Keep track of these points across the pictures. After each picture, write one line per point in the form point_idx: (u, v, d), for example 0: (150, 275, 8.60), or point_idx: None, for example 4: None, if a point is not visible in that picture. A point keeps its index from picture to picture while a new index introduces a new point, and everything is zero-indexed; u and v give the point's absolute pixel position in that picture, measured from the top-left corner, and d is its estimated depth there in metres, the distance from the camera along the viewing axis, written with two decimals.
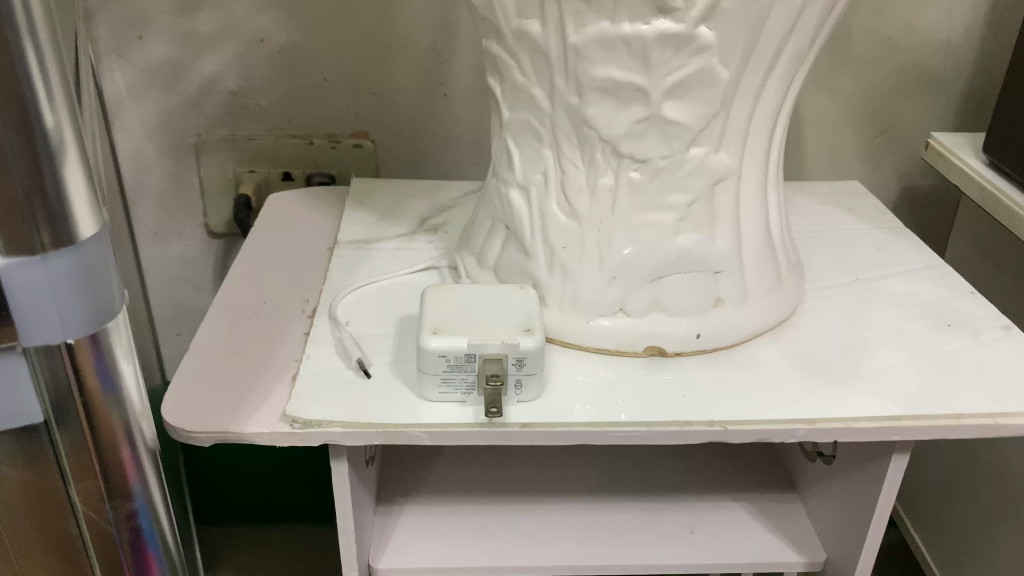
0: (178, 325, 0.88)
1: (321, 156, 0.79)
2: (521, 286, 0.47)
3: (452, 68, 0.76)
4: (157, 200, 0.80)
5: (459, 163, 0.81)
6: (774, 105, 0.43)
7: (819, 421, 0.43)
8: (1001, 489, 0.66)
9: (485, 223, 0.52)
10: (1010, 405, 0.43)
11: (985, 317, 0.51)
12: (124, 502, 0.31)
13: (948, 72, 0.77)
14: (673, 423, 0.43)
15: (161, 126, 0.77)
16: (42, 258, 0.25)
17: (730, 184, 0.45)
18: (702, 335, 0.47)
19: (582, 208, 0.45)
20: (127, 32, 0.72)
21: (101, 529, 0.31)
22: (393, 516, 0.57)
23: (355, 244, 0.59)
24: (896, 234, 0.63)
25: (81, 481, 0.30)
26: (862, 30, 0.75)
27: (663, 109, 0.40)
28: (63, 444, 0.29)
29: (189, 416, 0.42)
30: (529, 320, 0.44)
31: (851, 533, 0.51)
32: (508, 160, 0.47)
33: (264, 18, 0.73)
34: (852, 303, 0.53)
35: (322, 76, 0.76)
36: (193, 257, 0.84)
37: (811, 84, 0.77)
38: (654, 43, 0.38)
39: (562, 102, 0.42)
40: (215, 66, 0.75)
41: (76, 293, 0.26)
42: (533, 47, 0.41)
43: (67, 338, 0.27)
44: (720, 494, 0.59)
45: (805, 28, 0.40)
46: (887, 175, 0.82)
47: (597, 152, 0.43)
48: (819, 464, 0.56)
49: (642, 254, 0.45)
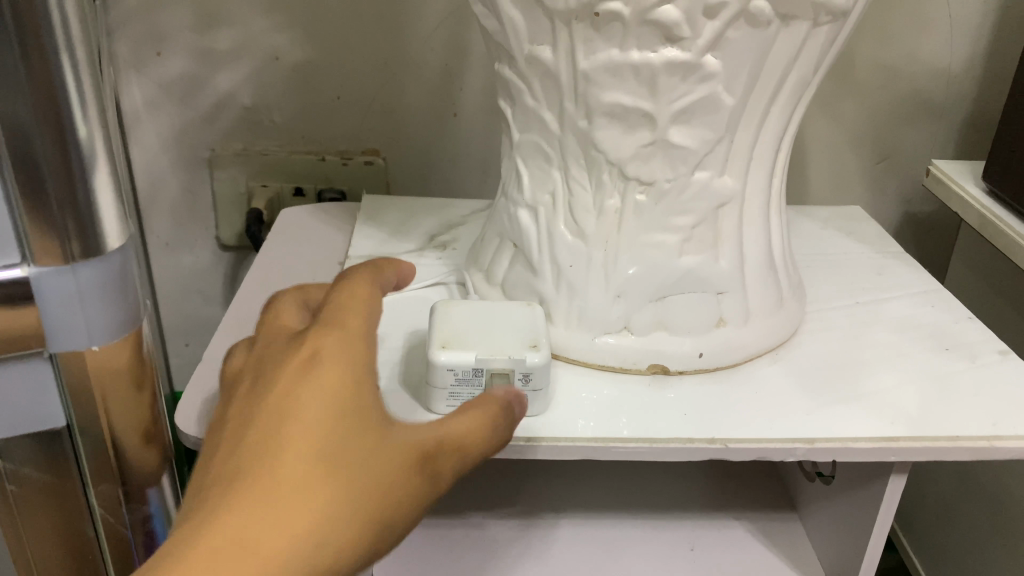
0: (188, 336, 0.89)
1: (332, 172, 0.81)
2: (529, 303, 0.48)
3: (462, 88, 0.77)
4: (171, 213, 0.82)
5: (469, 181, 0.83)
6: (777, 131, 0.45)
7: (817, 441, 0.43)
8: (999, 514, 0.67)
9: (493, 241, 0.53)
10: (1004, 428, 0.44)
11: (983, 341, 0.52)
12: (141, 507, 0.35)
13: (949, 101, 0.78)
14: (676, 440, 0.43)
15: (176, 141, 0.78)
16: (71, 267, 0.28)
17: (735, 207, 0.46)
18: (704, 354, 0.48)
19: (589, 228, 0.46)
20: (145, 48, 0.74)
21: (116, 531, 0.35)
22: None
23: (366, 258, 0.60)
24: (896, 258, 0.64)
25: (99, 486, 0.34)
26: (864, 56, 0.76)
27: (669, 133, 0.41)
28: (85, 451, 0.33)
29: (201, 424, 0.43)
30: (535, 337, 0.45)
31: (846, 552, 0.52)
32: (517, 179, 0.49)
33: (279, 36, 0.74)
34: (851, 326, 0.54)
35: (335, 94, 0.77)
36: (203, 270, 0.86)
37: (814, 109, 0.78)
38: (662, 69, 0.39)
39: (572, 125, 0.43)
40: (231, 82, 0.76)
41: (101, 300, 0.29)
42: (544, 71, 0.42)
43: (91, 343, 0.30)
44: (721, 513, 0.60)
45: (808, 56, 0.41)
46: (887, 200, 0.83)
47: (604, 174, 0.44)
48: (817, 483, 0.57)
49: (648, 273, 0.46)
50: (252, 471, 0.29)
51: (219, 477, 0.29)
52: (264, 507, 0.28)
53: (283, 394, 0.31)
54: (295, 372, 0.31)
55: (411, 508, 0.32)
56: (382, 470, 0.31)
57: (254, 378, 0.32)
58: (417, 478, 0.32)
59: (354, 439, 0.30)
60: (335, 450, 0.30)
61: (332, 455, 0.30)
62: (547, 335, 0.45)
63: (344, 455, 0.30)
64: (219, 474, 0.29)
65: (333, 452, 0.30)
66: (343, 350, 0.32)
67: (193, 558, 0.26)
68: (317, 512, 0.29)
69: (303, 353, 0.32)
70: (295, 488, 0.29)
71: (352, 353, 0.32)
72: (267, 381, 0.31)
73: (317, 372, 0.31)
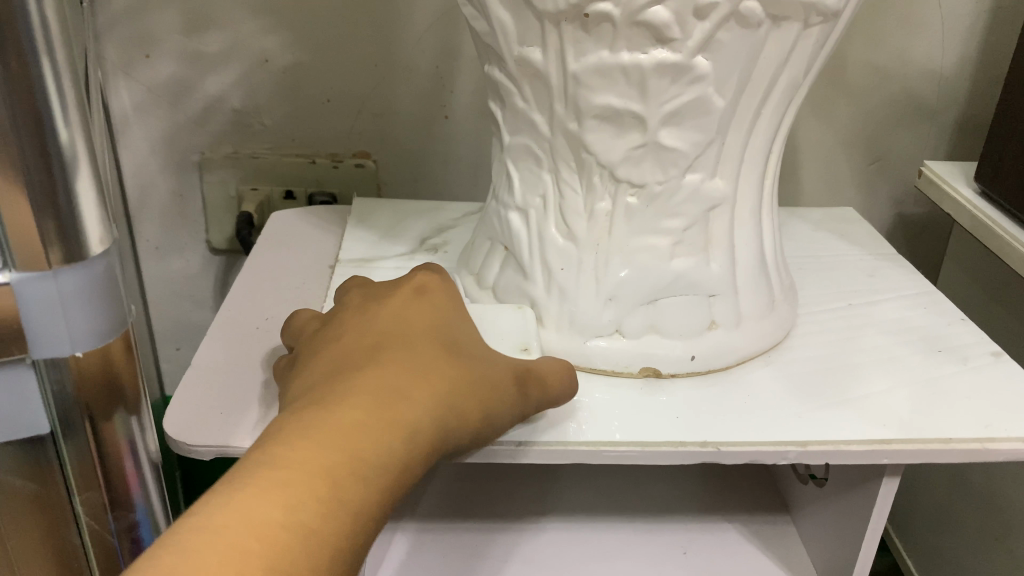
0: (179, 340, 0.89)
1: (323, 175, 0.80)
2: (519, 308, 0.49)
3: (453, 91, 0.77)
4: (160, 216, 0.81)
5: (460, 184, 0.82)
6: (768, 133, 0.44)
7: (810, 443, 0.43)
8: (992, 515, 0.67)
9: (484, 245, 0.53)
10: (997, 430, 0.44)
11: (975, 343, 0.52)
12: (127, 514, 0.34)
13: (941, 102, 0.78)
14: (668, 443, 0.43)
15: (165, 144, 0.78)
16: (53, 274, 0.28)
17: (726, 210, 0.46)
18: (696, 358, 0.48)
19: (579, 231, 0.46)
20: (134, 51, 0.73)
21: (102, 538, 0.35)
22: (386, 546, 0.57)
23: (356, 261, 0.60)
24: (888, 260, 0.63)
25: (84, 493, 0.33)
26: (856, 58, 0.76)
27: (660, 136, 0.41)
28: (69, 456, 0.32)
29: (189, 429, 0.43)
30: (525, 340, 0.46)
31: (838, 556, 0.52)
32: (507, 182, 0.49)
33: (269, 39, 0.74)
34: (843, 328, 0.54)
35: (326, 97, 0.77)
36: (194, 274, 0.85)
37: (806, 111, 0.78)
38: (652, 72, 0.39)
39: (562, 127, 0.43)
40: (220, 85, 0.76)
41: (85, 307, 0.29)
42: (534, 73, 0.42)
43: (75, 350, 0.30)
44: (714, 516, 0.60)
45: (799, 59, 0.41)
46: (880, 202, 0.83)
47: (595, 177, 0.44)
48: (810, 486, 0.57)
49: (639, 276, 0.46)
50: (390, 348, 0.37)
51: (359, 355, 0.37)
52: (406, 369, 0.36)
53: (402, 311, 0.40)
54: (409, 299, 0.41)
55: (508, 410, 0.39)
56: (489, 368, 0.39)
57: (363, 308, 0.41)
58: (515, 388, 0.39)
59: (461, 345, 0.39)
60: (451, 347, 0.39)
61: (450, 350, 0.38)
62: (536, 338, 0.47)
63: (458, 352, 0.39)
64: (359, 354, 0.37)
65: (449, 348, 0.38)
66: (442, 290, 0.42)
67: (362, 389, 0.34)
68: (445, 380, 0.36)
69: (412, 288, 0.42)
70: (428, 361, 0.37)
71: (448, 296, 0.42)
72: (382, 305, 0.40)
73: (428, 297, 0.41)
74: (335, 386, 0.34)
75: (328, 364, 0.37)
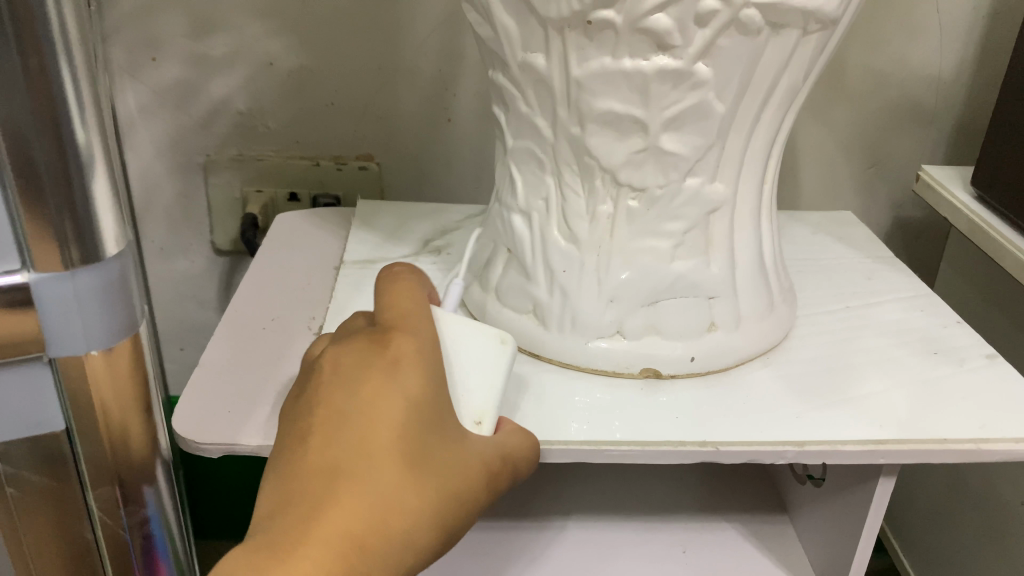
0: (183, 340, 0.90)
1: (327, 178, 0.81)
2: (504, 339, 0.43)
3: (456, 94, 0.77)
4: (165, 217, 0.82)
5: (462, 187, 0.83)
6: (767, 137, 0.45)
7: (808, 443, 0.44)
8: (988, 515, 0.68)
9: (487, 247, 0.54)
10: (992, 431, 0.45)
11: (971, 344, 0.53)
12: (139, 510, 0.35)
13: (939, 107, 0.79)
14: (668, 442, 0.44)
15: (170, 146, 0.79)
16: (71, 274, 0.29)
17: (726, 213, 0.47)
18: (696, 358, 0.49)
19: (581, 233, 0.47)
20: (141, 54, 0.74)
21: (115, 534, 0.35)
22: None
23: (360, 263, 0.60)
24: (886, 263, 0.64)
25: (98, 489, 0.34)
26: (855, 63, 0.77)
27: (661, 140, 0.42)
28: (83, 453, 0.33)
29: (197, 427, 0.44)
30: (487, 408, 0.41)
31: (835, 554, 0.53)
32: (511, 186, 0.49)
33: (273, 43, 0.75)
34: (841, 330, 0.55)
35: (330, 100, 0.78)
36: (198, 275, 0.86)
37: (805, 115, 0.79)
38: (654, 78, 0.39)
39: (564, 131, 0.44)
40: (226, 88, 0.76)
41: (99, 306, 0.30)
42: (537, 78, 0.43)
43: (90, 349, 0.31)
44: (713, 515, 0.60)
45: (799, 64, 0.42)
46: (878, 205, 0.84)
47: (597, 180, 0.45)
48: (808, 485, 0.57)
49: (641, 278, 0.47)
50: (348, 477, 0.33)
51: (314, 479, 0.33)
52: (363, 510, 0.32)
53: (371, 406, 0.35)
54: (384, 378, 0.35)
55: (474, 511, 0.37)
56: (461, 477, 0.36)
57: (332, 383, 0.36)
58: (481, 485, 0.37)
59: (433, 448, 0.35)
60: (418, 455, 0.34)
61: (416, 466, 0.34)
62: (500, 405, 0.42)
63: (427, 461, 0.35)
64: (315, 477, 0.33)
65: (418, 464, 0.34)
66: (422, 358, 0.37)
67: (316, 552, 0.31)
68: (408, 513, 0.33)
69: (388, 359, 0.36)
70: (390, 492, 0.33)
71: (426, 369, 0.37)
72: (351, 390, 0.35)
73: (405, 373, 0.36)
74: (286, 539, 0.31)
75: (283, 486, 0.33)
